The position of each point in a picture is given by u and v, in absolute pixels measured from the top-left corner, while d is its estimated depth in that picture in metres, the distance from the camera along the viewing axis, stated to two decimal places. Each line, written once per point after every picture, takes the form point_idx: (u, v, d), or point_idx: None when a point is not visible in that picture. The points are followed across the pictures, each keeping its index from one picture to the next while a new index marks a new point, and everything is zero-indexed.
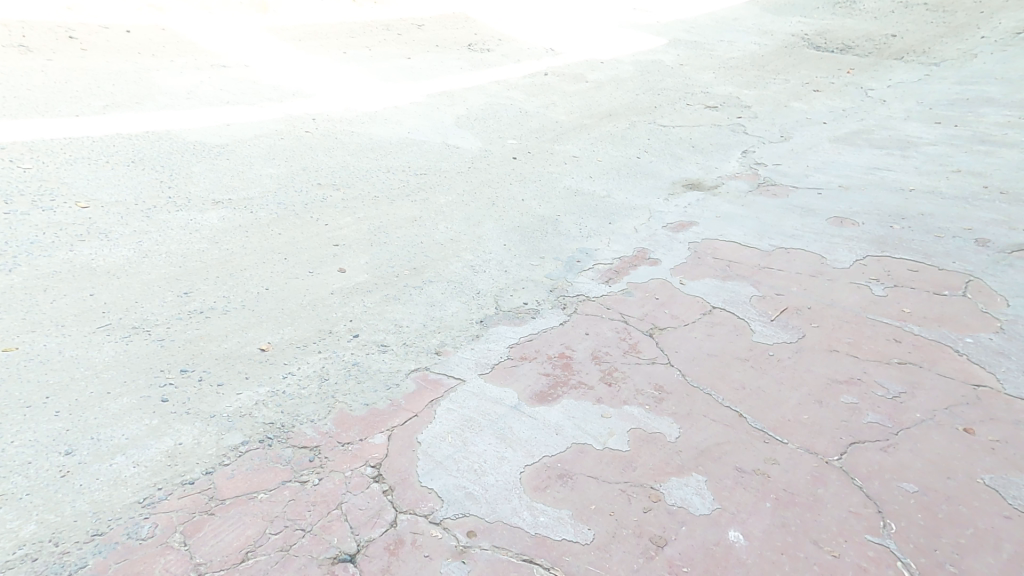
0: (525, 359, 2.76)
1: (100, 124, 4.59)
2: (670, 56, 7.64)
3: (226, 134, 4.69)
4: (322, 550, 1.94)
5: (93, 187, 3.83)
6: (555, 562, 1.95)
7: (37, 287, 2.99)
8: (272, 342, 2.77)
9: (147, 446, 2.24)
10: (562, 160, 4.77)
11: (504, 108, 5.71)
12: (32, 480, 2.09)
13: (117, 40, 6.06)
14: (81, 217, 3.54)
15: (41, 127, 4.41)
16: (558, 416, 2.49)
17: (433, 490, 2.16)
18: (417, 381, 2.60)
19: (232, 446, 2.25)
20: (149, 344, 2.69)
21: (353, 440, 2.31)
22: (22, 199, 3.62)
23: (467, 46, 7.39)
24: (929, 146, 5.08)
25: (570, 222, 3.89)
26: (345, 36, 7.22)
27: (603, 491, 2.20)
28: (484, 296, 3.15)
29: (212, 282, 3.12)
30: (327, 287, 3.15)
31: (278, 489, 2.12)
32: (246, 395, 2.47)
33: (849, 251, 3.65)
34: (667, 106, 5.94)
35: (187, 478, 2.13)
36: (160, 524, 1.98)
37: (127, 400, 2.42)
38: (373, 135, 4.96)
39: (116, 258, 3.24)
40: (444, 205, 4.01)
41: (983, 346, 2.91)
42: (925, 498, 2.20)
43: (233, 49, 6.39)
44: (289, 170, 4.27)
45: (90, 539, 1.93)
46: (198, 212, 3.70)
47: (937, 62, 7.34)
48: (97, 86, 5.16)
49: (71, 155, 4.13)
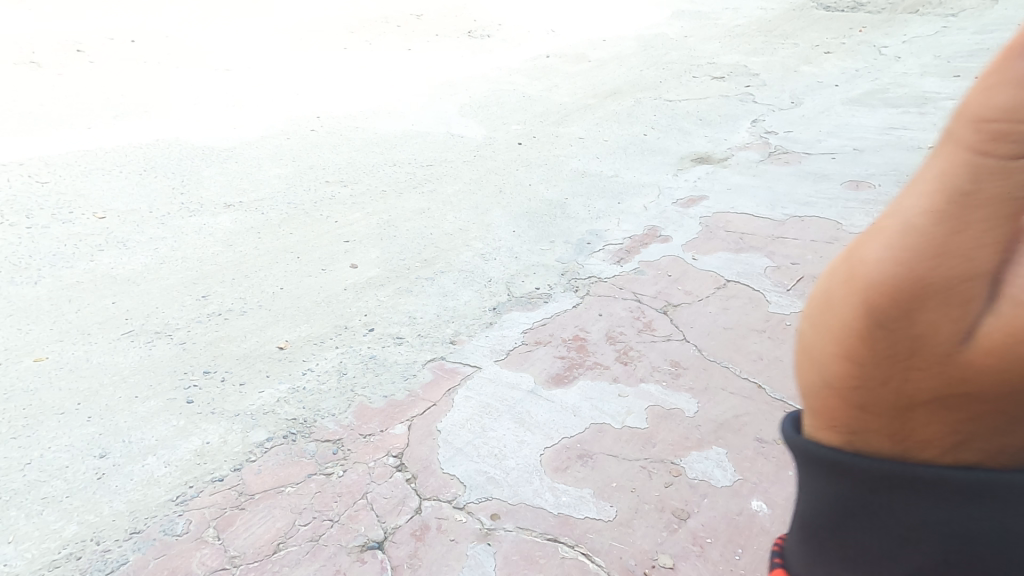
0: (540, 344, 2.76)
1: (110, 134, 4.68)
2: (673, 29, 7.48)
3: (234, 137, 4.75)
4: (351, 539, 1.99)
5: (108, 198, 3.92)
6: (580, 540, 1.98)
7: (61, 297, 3.09)
8: (290, 340, 2.82)
9: (176, 446, 2.31)
10: (567, 142, 4.72)
11: (507, 94, 5.68)
12: (69, 484, 2.18)
13: (122, 51, 6.16)
14: (98, 227, 3.63)
15: (56, 141, 4.54)
16: (576, 398, 2.49)
17: (455, 476, 2.19)
18: (434, 370, 2.63)
19: (258, 442, 2.31)
20: (171, 348, 2.77)
21: (374, 432, 2.34)
22: (42, 213, 3.73)
23: (467, 33, 7.32)
24: (947, 101, 4.90)
25: (578, 204, 3.86)
26: (346, 32, 7.21)
27: (624, 468, 2.20)
28: (496, 284, 3.15)
29: (228, 284, 3.18)
30: (340, 283, 3.18)
31: (305, 482, 2.16)
32: (268, 393, 2.53)
33: (866, 215, 3.56)
34: (673, 80, 5.83)
35: (217, 475, 2.19)
36: (194, 520, 2.04)
37: (154, 403, 2.49)
38: (378, 129, 4.96)
39: (135, 265, 3.32)
40: (451, 195, 4.01)
41: None
42: None
43: (236, 51, 6.46)
44: (297, 170, 4.30)
45: (128, 536, 2.01)
46: (211, 216, 3.76)
47: (953, 14, 7.05)
48: (105, 97, 5.26)
49: (85, 167, 4.22)
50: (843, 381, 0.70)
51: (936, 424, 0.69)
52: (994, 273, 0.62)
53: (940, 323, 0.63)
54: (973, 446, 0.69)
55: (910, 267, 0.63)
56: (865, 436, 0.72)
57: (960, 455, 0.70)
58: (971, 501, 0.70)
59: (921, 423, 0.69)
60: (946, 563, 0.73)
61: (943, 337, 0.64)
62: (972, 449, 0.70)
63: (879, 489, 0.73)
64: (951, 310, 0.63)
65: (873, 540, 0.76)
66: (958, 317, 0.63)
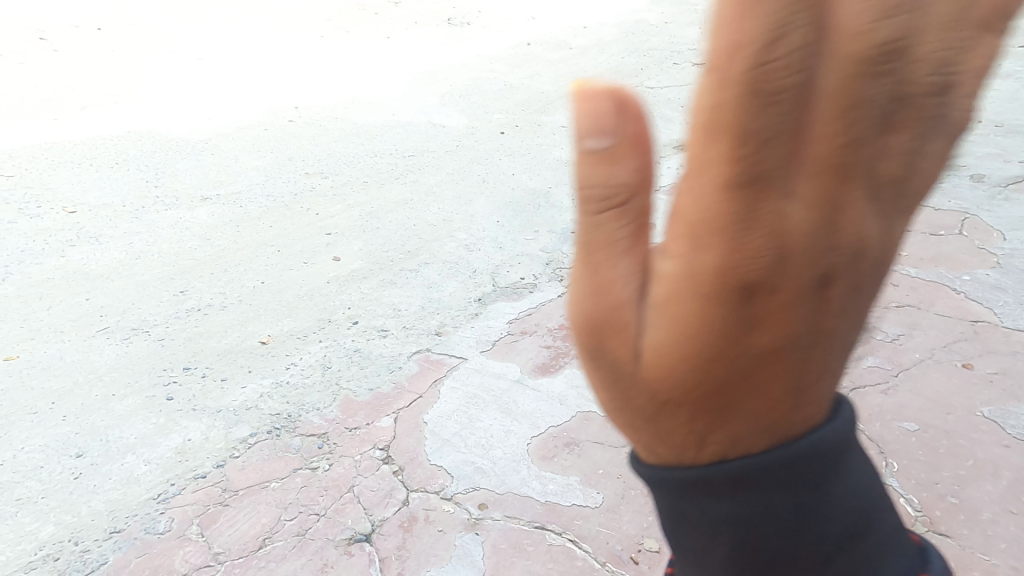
0: (525, 334, 2.76)
1: (79, 126, 4.55)
2: (654, 15, 7.46)
3: (209, 128, 4.64)
4: (337, 533, 1.98)
5: (79, 192, 3.81)
6: (566, 527, 2.00)
7: (32, 295, 3.01)
8: (272, 334, 2.78)
9: (156, 444, 2.27)
10: (550, 130, 4.70)
11: (488, 82, 5.63)
12: (45, 485, 2.14)
13: (89, 39, 5.95)
14: (69, 222, 3.53)
15: (22, 133, 4.40)
16: (562, 387, 2.50)
17: (442, 467, 2.19)
18: (419, 363, 2.62)
19: (241, 438, 2.29)
20: (150, 344, 2.71)
21: (360, 425, 2.33)
22: (9, 208, 3.62)
23: (447, 20, 7.22)
24: None
25: (562, 193, 3.85)
26: (323, 19, 7.07)
27: (610, 455, 2.23)
28: (480, 274, 3.14)
29: (207, 279, 3.12)
30: (322, 277, 3.14)
31: (290, 477, 2.14)
32: (250, 388, 2.50)
33: None
34: (654, 67, 5.82)
35: (200, 472, 2.16)
36: (176, 518, 2.02)
37: (133, 400, 2.45)
38: (358, 119, 4.89)
39: (109, 261, 3.25)
40: (433, 185, 3.97)
41: (979, 282, 2.90)
42: (925, 435, 2.23)
43: (208, 40, 6.29)
44: (276, 161, 4.22)
45: (108, 536, 1.98)
46: (187, 210, 3.68)
47: None
48: (71, 87, 5.09)
49: (53, 160, 4.10)
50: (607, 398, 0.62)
51: (682, 431, 0.61)
52: (632, 284, 0.57)
53: (618, 348, 0.57)
54: (728, 438, 0.62)
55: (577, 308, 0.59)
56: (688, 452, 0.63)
57: (710, 450, 0.63)
58: (738, 488, 0.64)
59: (669, 427, 0.61)
60: (745, 549, 0.68)
61: (630, 359, 0.57)
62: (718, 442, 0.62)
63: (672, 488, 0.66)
64: (620, 331, 0.57)
65: (691, 541, 0.70)
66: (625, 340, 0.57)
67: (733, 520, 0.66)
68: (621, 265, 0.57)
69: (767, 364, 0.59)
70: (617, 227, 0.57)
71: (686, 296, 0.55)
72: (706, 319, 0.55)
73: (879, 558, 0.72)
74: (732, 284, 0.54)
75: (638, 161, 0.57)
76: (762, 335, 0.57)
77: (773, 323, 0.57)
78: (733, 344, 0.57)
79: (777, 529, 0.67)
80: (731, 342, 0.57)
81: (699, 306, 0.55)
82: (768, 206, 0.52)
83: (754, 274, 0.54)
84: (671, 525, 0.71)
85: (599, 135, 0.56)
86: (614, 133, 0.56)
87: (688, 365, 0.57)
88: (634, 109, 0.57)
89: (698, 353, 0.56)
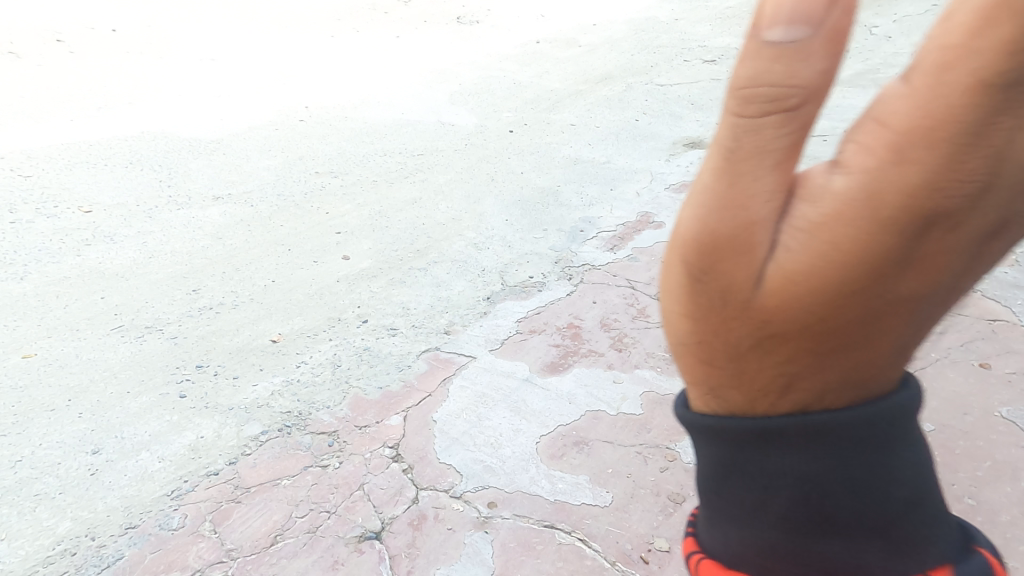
0: (534, 332, 2.76)
1: (94, 127, 4.62)
2: (664, 12, 7.41)
3: (221, 129, 4.68)
4: (348, 530, 1.99)
5: (94, 192, 3.86)
6: (576, 526, 1.99)
7: (48, 293, 3.06)
8: (283, 333, 2.80)
9: (170, 442, 2.30)
10: (559, 129, 4.69)
11: (497, 80, 5.62)
12: (62, 481, 2.18)
13: (103, 41, 6.03)
14: (85, 222, 3.59)
15: (38, 134, 4.47)
16: (571, 386, 2.50)
17: (451, 466, 2.20)
18: (429, 361, 2.63)
19: (253, 436, 2.31)
20: (163, 342, 2.75)
21: (370, 423, 2.34)
22: (26, 208, 3.68)
23: (456, 19, 7.22)
24: None
25: (571, 191, 3.84)
26: (333, 19, 7.11)
27: (619, 454, 2.22)
28: (489, 273, 3.14)
29: (219, 278, 3.15)
30: (332, 276, 3.16)
31: (301, 475, 2.16)
32: (262, 386, 2.52)
33: None
34: (664, 64, 5.78)
35: (212, 469, 2.19)
36: (190, 514, 2.04)
37: (147, 398, 2.48)
38: (368, 118, 4.91)
39: (124, 260, 3.29)
40: (442, 184, 3.98)
41: (997, 280, 2.84)
42: (941, 436, 2.19)
43: (220, 40, 6.35)
44: (286, 161, 4.25)
45: (124, 531, 2.01)
46: (200, 209, 3.72)
47: None
48: (86, 88, 5.16)
49: (69, 160, 4.16)
50: (693, 335, 0.72)
51: (766, 367, 0.70)
52: (771, 214, 0.64)
53: (738, 268, 0.65)
54: (816, 386, 0.71)
55: (705, 221, 0.65)
56: (722, 391, 0.74)
57: (792, 400, 0.72)
58: (813, 440, 0.73)
59: (756, 363, 0.70)
60: (806, 502, 0.77)
61: (749, 283, 0.65)
62: (804, 391, 0.72)
63: (737, 442, 0.76)
64: (750, 252, 0.64)
65: (748, 492, 0.79)
66: (748, 263, 0.64)
67: (801, 482, 0.76)
68: (767, 181, 0.63)
69: (885, 317, 0.67)
70: (776, 135, 0.62)
71: (836, 224, 0.62)
72: (844, 244, 0.62)
73: (929, 529, 0.79)
74: (884, 218, 0.61)
75: (821, 66, 0.61)
76: (895, 280, 0.65)
77: (888, 283, 0.65)
78: (869, 283, 0.64)
79: (842, 489, 0.76)
80: (857, 285, 0.64)
81: (844, 237, 0.62)
82: (982, 141, 0.59)
83: (907, 214, 0.61)
84: (717, 475, 0.82)
85: (788, 34, 0.60)
86: (816, 29, 0.60)
87: (804, 298, 0.65)
88: (846, 2, 0.62)
89: (826, 288, 0.64)
